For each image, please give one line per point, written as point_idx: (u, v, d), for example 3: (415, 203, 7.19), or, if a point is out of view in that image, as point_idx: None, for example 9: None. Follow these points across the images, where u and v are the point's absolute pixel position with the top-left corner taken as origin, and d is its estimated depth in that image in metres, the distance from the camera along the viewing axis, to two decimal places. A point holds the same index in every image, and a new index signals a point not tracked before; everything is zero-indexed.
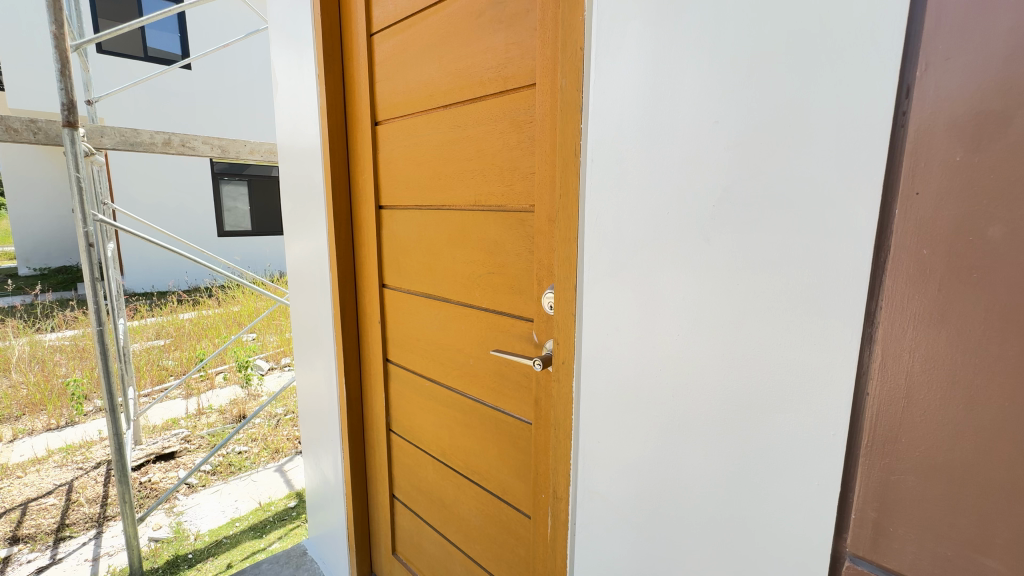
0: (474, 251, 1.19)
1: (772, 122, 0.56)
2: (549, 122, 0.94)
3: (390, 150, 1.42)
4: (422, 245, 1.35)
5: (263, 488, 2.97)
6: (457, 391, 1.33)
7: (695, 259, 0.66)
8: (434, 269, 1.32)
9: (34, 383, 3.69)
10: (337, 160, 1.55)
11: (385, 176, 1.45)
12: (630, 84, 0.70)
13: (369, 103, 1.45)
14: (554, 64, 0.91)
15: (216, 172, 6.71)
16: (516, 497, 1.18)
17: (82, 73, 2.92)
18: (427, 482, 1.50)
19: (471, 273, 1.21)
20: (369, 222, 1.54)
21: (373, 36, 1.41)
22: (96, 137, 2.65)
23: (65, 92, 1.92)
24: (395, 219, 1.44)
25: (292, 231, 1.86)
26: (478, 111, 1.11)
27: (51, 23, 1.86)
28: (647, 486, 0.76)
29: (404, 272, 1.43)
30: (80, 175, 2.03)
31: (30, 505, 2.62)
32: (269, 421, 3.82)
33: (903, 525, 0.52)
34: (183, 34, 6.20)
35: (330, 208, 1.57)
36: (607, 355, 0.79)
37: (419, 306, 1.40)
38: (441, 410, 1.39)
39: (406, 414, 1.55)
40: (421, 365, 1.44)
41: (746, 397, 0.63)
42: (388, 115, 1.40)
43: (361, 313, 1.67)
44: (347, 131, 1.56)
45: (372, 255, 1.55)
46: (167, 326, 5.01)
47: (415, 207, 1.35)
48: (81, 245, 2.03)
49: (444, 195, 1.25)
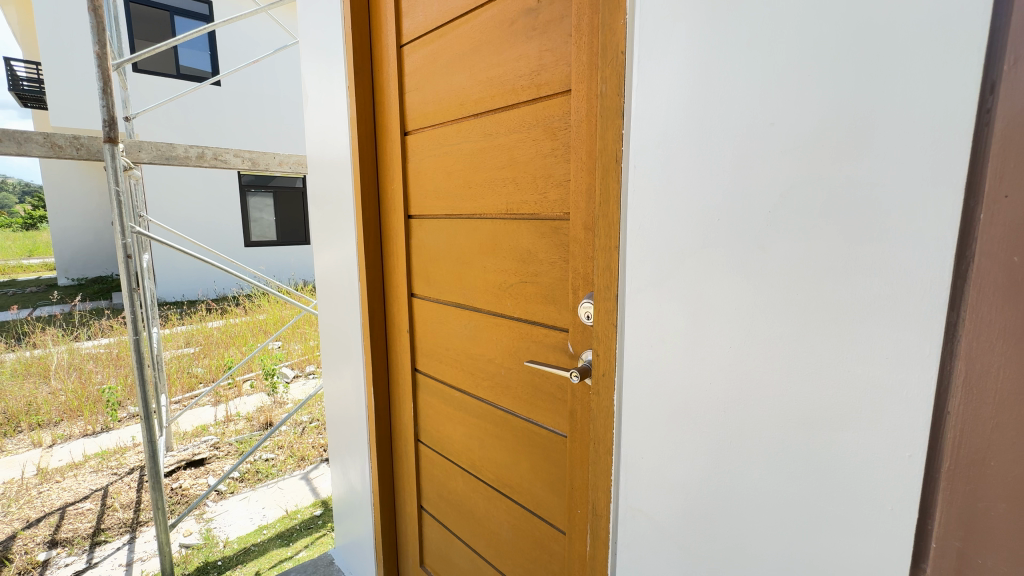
0: (506, 261, 1.18)
1: (835, 128, 0.54)
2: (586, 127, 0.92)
3: (419, 162, 1.43)
4: (452, 254, 1.35)
5: (289, 496, 2.99)
6: (487, 401, 1.31)
7: (749, 267, 0.63)
8: (465, 279, 1.31)
9: (72, 389, 3.82)
10: (367, 170, 1.56)
11: (414, 187, 1.46)
12: (676, 90, 0.68)
13: (399, 114, 1.46)
14: (590, 70, 0.89)
15: (244, 184, 6.89)
16: (550, 512, 1.16)
17: (120, 91, 3.02)
18: (457, 494, 1.48)
19: (503, 282, 1.19)
20: (398, 231, 1.54)
21: (403, 47, 1.42)
22: (134, 152, 2.73)
23: (105, 109, 1.99)
24: (424, 228, 1.45)
25: (320, 241, 1.88)
26: (509, 118, 1.11)
27: (95, 44, 1.92)
28: (696, 506, 0.73)
29: (433, 281, 1.43)
30: (120, 190, 2.09)
31: (68, 510, 2.69)
32: (295, 428, 3.86)
33: (993, 555, 0.48)
34: (214, 52, 6.43)
35: (359, 219, 1.58)
36: (650, 367, 0.77)
37: (449, 316, 1.40)
38: (471, 421, 1.38)
39: (435, 423, 1.53)
40: (450, 375, 1.43)
41: (808, 412, 0.59)
42: (417, 127, 1.42)
43: (389, 321, 1.67)
44: (377, 141, 1.57)
45: (401, 264, 1.55)
46: (196, 334, 5.16)
47: (445, 216, 1.35)
48: (120, 256, 2.09)
49: (475, 204, 1.25)
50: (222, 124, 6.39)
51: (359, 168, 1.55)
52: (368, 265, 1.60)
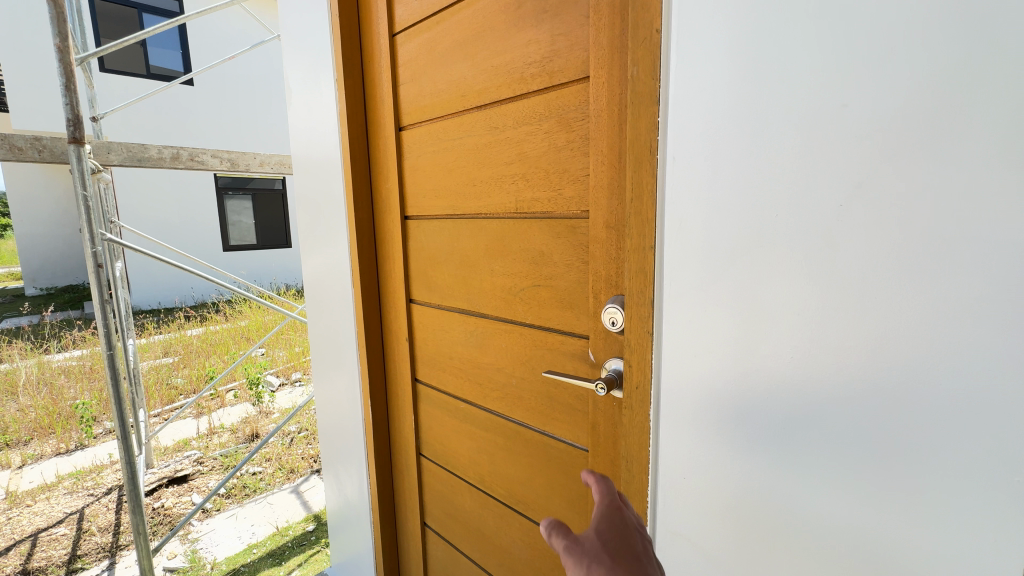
0: (515, 263, 1.10)
1: (923, 118, 0.50)
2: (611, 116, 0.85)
3: (416, 160, 1.34)
4: (454, 256, 1.26)
5: (280, 511, 2.86)
6: (496, 413, 1.23)
7: (817, 267, 0.59)
8: (470, 283, 1.23)
9: (41, 406, 3.61)
10: (358, 168, 1.46)
11: (411, 187, 1.37)
12: (725, 74, 0.63)
13: (393, 108, 1.37)
14: (615, 54, 0.82)
15: (221, 186, 6.67)
16: (570, 530, 1.08)
17: (86, 90, 2.84)
18: (464, 511, 1.39)
19: (511, 286, 1.12)
20: (394, 234, 1.45)
21: (395, 36, 1.33)
22: (104, 153, 2.56)
23: (69, 107, 1.83)
24: (422, 230, 1.36)
25: (308, 245, 1.77)
26: (519, 110, 1.03)
27: (54, 35, 1.77)
28: (754, 528, 0.68)
29: (434, 286, 1.35)
30: (88, 194, 1.94)
31: (41, 536, 2.53)
32: (283, 439, 3.72)
33: None
34: (185, 50, 6.20)
35: (353, 222, 1.49)
36: (693, 374, 0.71)
37: (453, 323, 1.31)
38: (478, 434, 1.30)
39: (438, 436, 1.45)
40: (455, 386, 1.35)
41: (894, 428, 0.55)
42: (412, 122, 1.33)
43: (386, 328, 1.57)
44: (368, 137, 1.47)
45: (397, 268, 1.46)
46: (175, 344, 4.96)
47: (445, 216, 1.27)
48: (88, 266, 1.93)
49: (479, 203, 1.16)
50: (198, 124, 6.16)
51: (350, 167, 1.45)
52: (362, 271, 1.51)
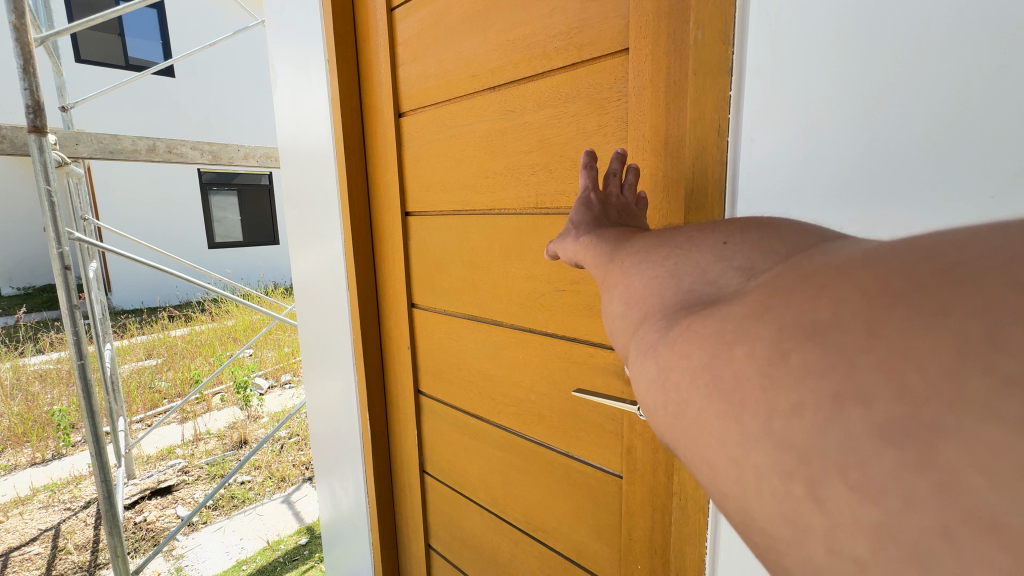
0: (536, 266, 0.98)
1: None
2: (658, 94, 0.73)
3: (419, 150, 1.20)
4: (463, 257, 1.13)
5: (271, 523, 2.72)
6: (511, 431, 1.11)
7: None
8: (481, 287, 1.10)
9: (16, 413, 3.43)
10: (353, 159, 1.33)
11: (412, 180, 1.23)
12: (821, 42, 0.57)
13: (392, 92, 1.23)
14: (664, 23, 0.70)
15: (205, 183, 6.48)
16: (598, 563, 0.97)
17: (54, 78, 2.65)
18: (474, 536, 1.27)
19: (531, 291, 0.99)
20: (394, 232, 1.31)
21: (394, 11, 1.19)
22: (70, 145, 2.37)
23: (29, 92, 1.66)
24: (427, 228, 1.22)
25: (299, 243, 1.62)
26: (541, 90, 0.90)
27: (10, 12, 1.59)
28: None
29: (440, 289, 1.22)
30: (53, 188, 1.76)
31: (13, 556, 2.37)
32: (273, 445, 3.57)
33: None
34: (166, 41, 5.96)
35: (347, 219, 1.35)
36: None
37: (462, 331, 1.18)
38: (491, 453, 1.18)
39: (444, 454, 1.32)
40: (464, 401, 1.22)
41: None
42: (415, 108, 1.19)
43: (385, 335, 1.44)
44: (364, 125, 1.33)
45: (398, 270, 1.32)
46: (158, 346, 4.76)
47: (453, 212, 1.14)
48: (54, 268, 1.76)
49: (493, 198, 1.03)
50: (178, 116, 5.97)
51: (344, 158, 1.31)
52: (359, 272, 1.37)
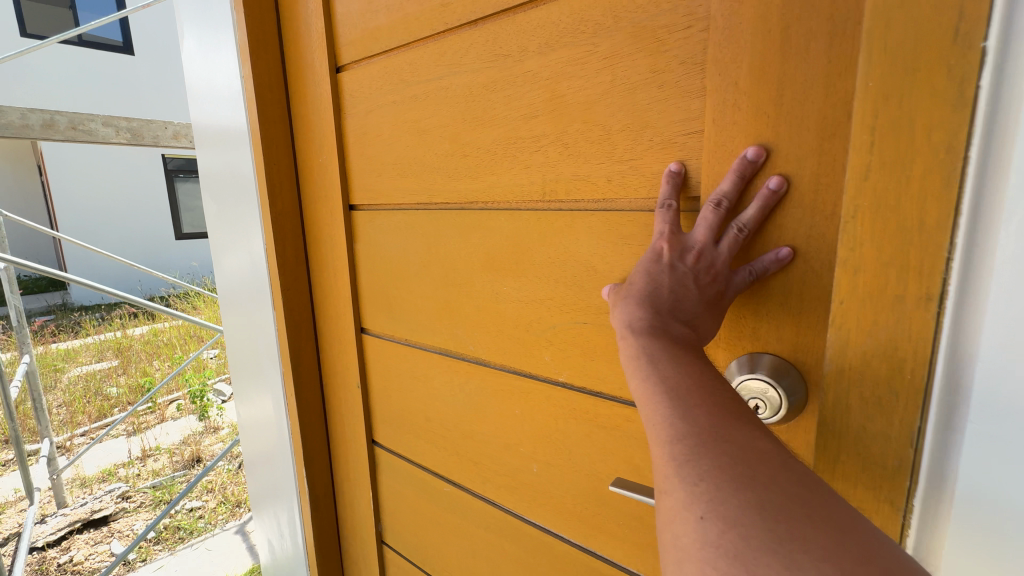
0: (543, 286, 0.68)
1: None
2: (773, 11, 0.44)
3: (366, 118, 0.89)
4: (431, 270, 0.83)
5: (220, 561, 2.36)
6: (505, 509, 0.81)
7: None
8: (457, 311, 0.81)
9: None
10: (276, 132, 1.00)
11: (357, 161, 0.92)
12: None
13: (329, 39, 0.91)
14: None
15: (170, 170, 5.78)
16: None
17: None
18: None
19: (530, 320, 0.71)
20: (335, 230, 0.98)
21: None
22: None
23: None
24: (379, 229, 0.91)
25: (218, 242, 1.26)
26: (553, 20, 0.60)
27: None
28: None
29: (399, 312, 0.91)
30: None
31: None
32: (231, 464, 3.19)
33: None
34: None
35: (267, 212, 1.02)
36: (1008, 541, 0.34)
37: (430, 367, 0.88)
38: (472, 534, 0.88)
39: (408, 525, 1.01)
40: (436, 460, 0.92)
41: None
42: (359, 60, 0.88)
43: (327, 364, 1.11)
44: (290, 87, 1.00)
45: (341, 282, 1.00)
46: (111, 343, 4.30)
47: (415, 206, 0.84)
48: None
49: (474, 187, 0.74)
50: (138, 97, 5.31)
51: (259, 129, 0.98)
52: (286, 287, 1.04)
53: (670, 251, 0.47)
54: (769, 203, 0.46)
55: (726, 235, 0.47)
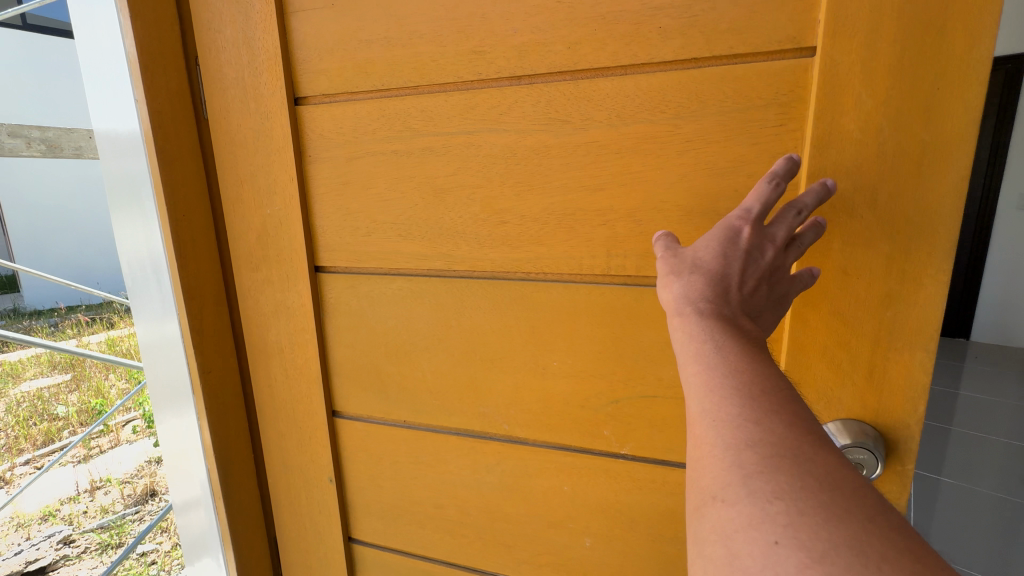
0: (603, 361, 0.70)
1: None
2: (865, 133, 0.53)
3: (344, 165, 0.75)
4: (450, 343, 0.77)
5: None
6: None
7: None
8: (484, 385, 0.77)
9: None
10: (186, 175, 0.81)
11: (329, 216, 0.78)
12: None
13: (278, 64, 0.74)
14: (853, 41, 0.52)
15: None
16: None
17: None
18: None
19: (587, 391, 0.72)
20: (290, 292, 0.82)
21: None
22: None
23: None
24: (368, 300, 0.80)
25: None
26: (625, 94, 0.61)
27: None
28: None
29: (400, 391, 0.82)
30: None
31: None
32: None
33: None
34: None
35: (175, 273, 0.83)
36: None
37: (442, 448, 0.82)
38: None
39: None
40: (450, 550, 0.87)
41: None
42: (331, 94, 0.74)
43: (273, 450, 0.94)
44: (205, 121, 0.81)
45: (303, 358, 0.86)
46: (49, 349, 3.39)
47: (426, 270, 0.76)
48: None
49: (517, 262, 0.70)
50: None
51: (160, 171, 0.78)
52: (207, 360, 0.87)
53: (751, 240, 0.49)
54: (819, 232, 0.52)
55: (792, 245, 0.51)
